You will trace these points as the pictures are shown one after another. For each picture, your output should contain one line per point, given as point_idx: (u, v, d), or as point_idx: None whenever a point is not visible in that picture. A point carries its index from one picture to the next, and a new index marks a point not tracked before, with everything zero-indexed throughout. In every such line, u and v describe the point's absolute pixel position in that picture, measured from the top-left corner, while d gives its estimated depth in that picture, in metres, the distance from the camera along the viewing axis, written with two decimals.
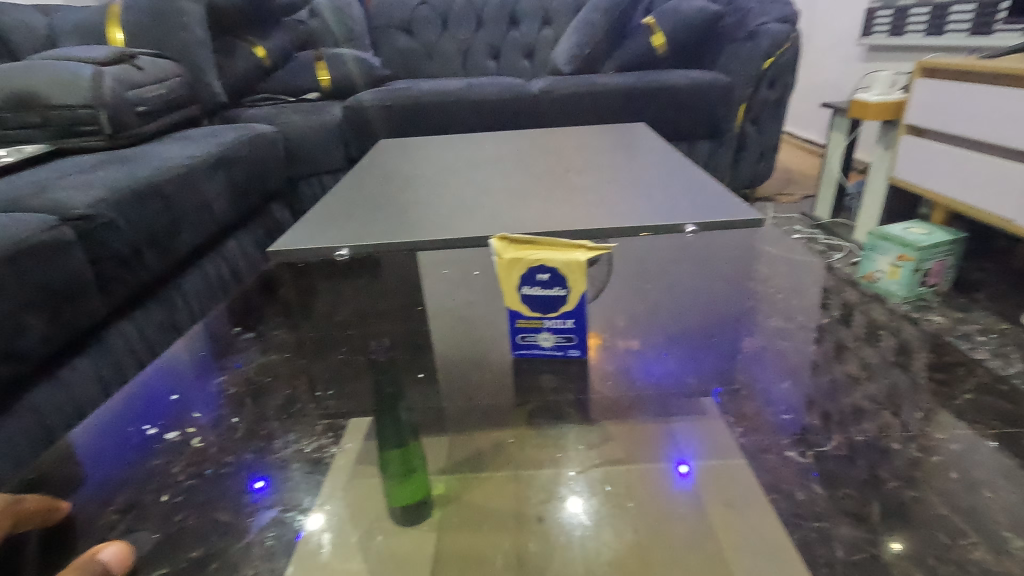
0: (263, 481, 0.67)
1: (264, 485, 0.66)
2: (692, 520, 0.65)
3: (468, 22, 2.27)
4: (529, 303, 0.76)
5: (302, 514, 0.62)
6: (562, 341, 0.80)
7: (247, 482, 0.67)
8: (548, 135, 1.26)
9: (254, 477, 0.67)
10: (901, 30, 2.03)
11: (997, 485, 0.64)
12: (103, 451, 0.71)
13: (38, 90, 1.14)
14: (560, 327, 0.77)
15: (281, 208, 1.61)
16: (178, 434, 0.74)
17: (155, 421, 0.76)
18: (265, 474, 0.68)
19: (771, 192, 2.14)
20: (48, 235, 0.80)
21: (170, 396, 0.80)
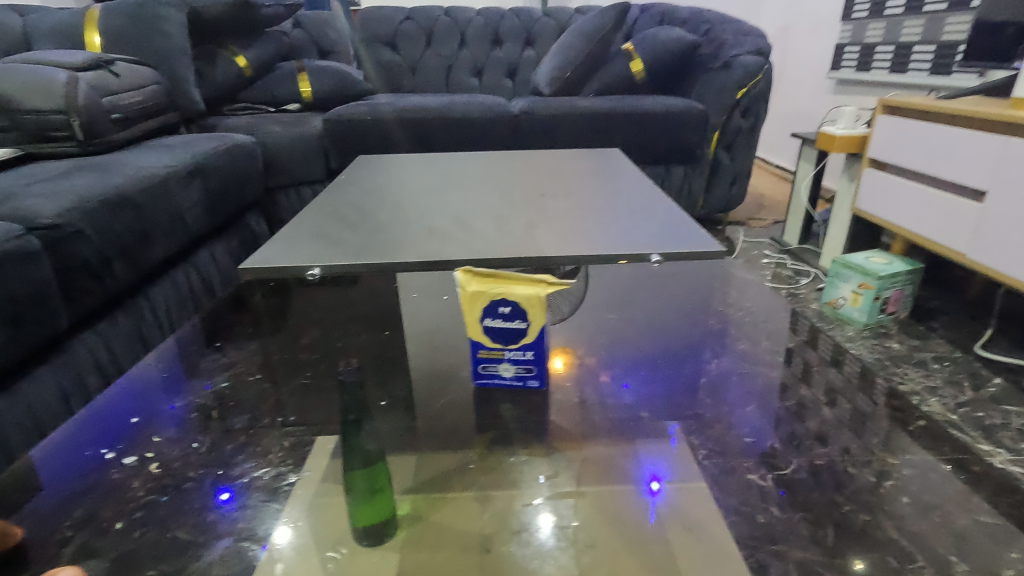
0: (228, 493, 0.68)
1: (230, 497, 0.67)
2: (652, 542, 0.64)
3: (451, 40, 2.30)
4: (492, 335, 0.79)
5: (271, 525, 0.64)
6: (522, 371, 0.83)
7: (214, 490, 0.68)
8: (524, 158, 1.28)
9: (219, 489, 0.68)
10: (867, 66, 2.13)
11: (945, 511, 0.68)
12: (53, 469, 0.69)
13: (10, 94, 1.12)
14: (519, 357, 0.80)
15: (257, 219, 1.60)
16: (135, 461, 0.71)
17: (111, 445, 0.73)
18: (230, 485, 0.68)
19: (742, 216, 2.20)
20: (13, 243, 0.79)
21: (129, 419, 0.77)
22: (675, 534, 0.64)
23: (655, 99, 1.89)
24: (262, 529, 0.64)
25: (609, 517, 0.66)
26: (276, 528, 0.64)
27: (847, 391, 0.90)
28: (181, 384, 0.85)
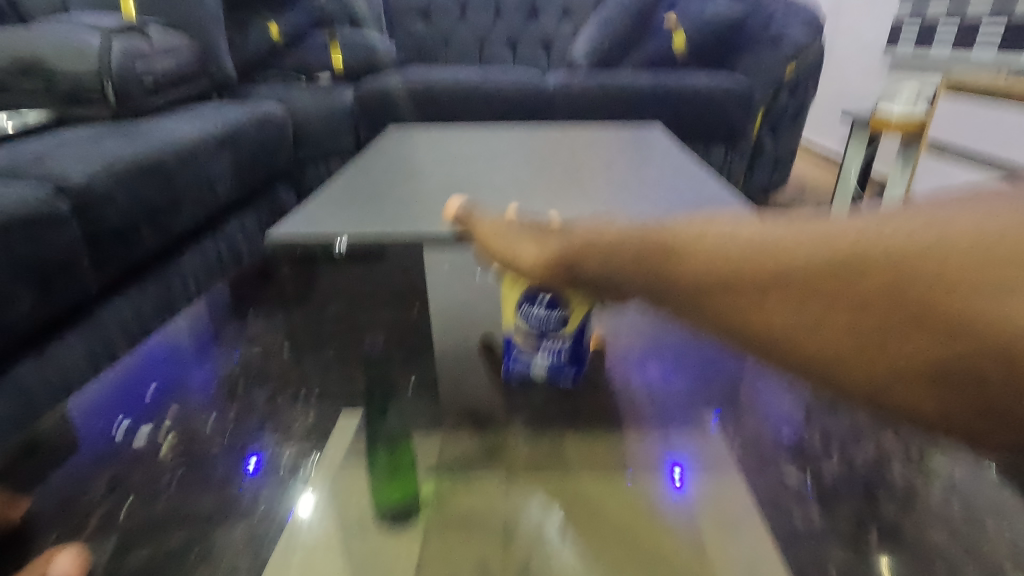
0: (256, 459, 0.68)
1: (256, 465, 0.67)
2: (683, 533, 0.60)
3: (487, 11, 2.24)
4: (526, 320, 0.74)
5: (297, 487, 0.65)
6: (559, 362, 0.76)
7: (245, 450, 0.69)
8: (561, 131, 1.23)
9: (247, 456, 0.68)
10: (928, 42, 2.02)
11: None
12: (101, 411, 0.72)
13: (44, 56, 1.11)
14: (555, 344, 0.74)
15: (286, 190, 1.59)
16: (148, 441, 0.69)
17: (125, 419, 0.71)
18: (258, 451, 0.69)
19: (784, 201, 2.11)
20: (43, 206, 0.78)
21: (145, 392, 0.75)
22: (708, 523, 0.61)
23: (698, 76, 1.82)
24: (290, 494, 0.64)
25: (637, 505, 0.63)
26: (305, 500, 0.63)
27: None
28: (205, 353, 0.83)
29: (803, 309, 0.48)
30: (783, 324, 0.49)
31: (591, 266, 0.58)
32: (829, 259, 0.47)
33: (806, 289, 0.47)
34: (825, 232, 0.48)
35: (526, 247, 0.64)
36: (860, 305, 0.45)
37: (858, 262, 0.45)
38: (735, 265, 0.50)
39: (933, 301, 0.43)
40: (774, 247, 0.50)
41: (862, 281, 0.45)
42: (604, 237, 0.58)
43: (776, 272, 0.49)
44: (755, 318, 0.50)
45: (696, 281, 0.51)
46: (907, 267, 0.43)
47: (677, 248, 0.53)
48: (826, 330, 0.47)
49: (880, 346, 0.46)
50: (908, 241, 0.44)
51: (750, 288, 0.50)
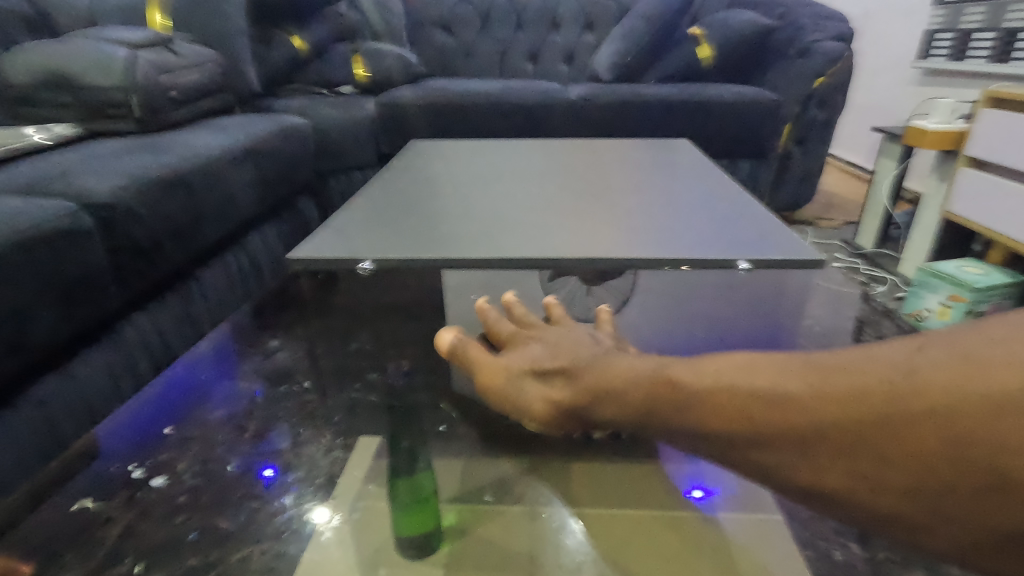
0: (271, 470, 0.68)
1: (272, 473, 0.67)
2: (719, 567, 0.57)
3: (509, 24, 2.24)
4: None
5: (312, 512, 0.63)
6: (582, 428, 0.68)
7: (257, 471, 0.67)
8: (586, 146, 1.21)
9: (263, 465, 0.68)
10: (962, 55, 1.98)
11: None
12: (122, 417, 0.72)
13: (74, 72, 1.13)
14: None
15: (309, 203, 1.59)
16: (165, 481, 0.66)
17: (140, 461, 0.67)
18: (272, 463, 0.69)
19: (810, 216, 2.07)
20: (67, 222, 0.78)
21: (160, 428, 0.71)
22: (741, 560, 0.57)
23: (724, 89, 1.79)
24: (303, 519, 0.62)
25: (664, 538, 0.60)
26: (322, 530, 0.61)
27: None
28: (221, 379, 0.79)
29: (858, 478, 0.34)
30: (831, 488, 0.35)
31: (604, 412, 0.44)
32: (862, 407, 0.34)
33: (841, 446, 0.35)
34: (854, 367, 0.36)
35: (531, 390, 0.47)
36: (909, 462, 0.33)
37: (903, 416, 0.33)
38: (754, 416, 0.37)
39: (1000, 456, 0.30)
40: (786, 383, 0.37)
41: (911, 436, 0.33)
42: (616, 373, 0.44)
43: (797, 423, 0.36)
44: (786, 477, 0.37)
45: (715, 431, 0.39)
46: (962, 419, 0.31)
47: (684, 392, 0.40)
48: (887, 494, 0.34)
49: (968, 506, 0.32)
50: (959, 376, 0.32)
51: (769, 445, 0.37)
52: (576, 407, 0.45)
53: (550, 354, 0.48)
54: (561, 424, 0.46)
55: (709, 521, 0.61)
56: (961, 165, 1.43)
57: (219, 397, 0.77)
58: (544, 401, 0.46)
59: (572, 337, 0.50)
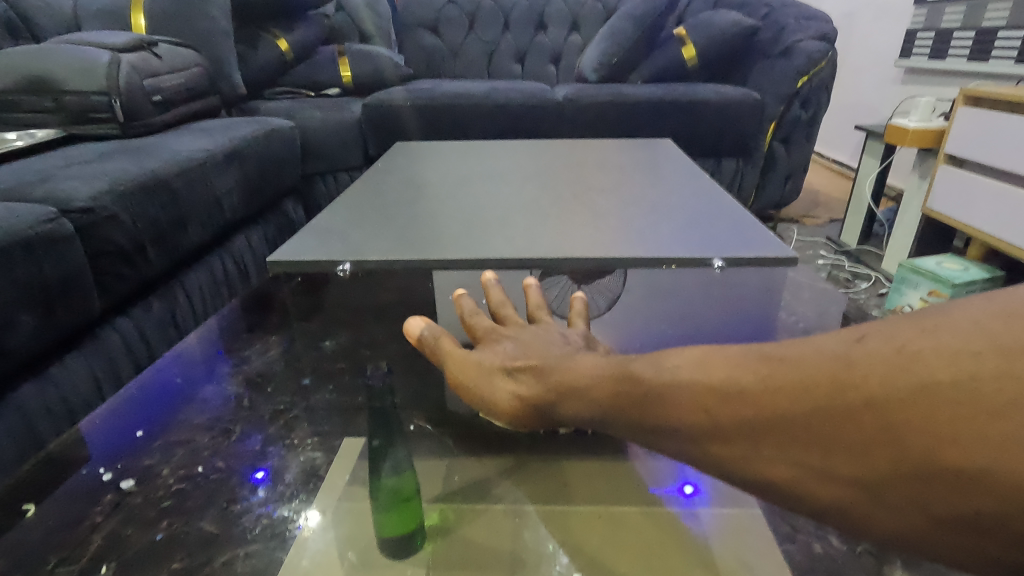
0: (262, 473, 0.68)
1: (264, 476, 0.67)
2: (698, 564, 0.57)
3: (495, 24, 2.24)
4: None
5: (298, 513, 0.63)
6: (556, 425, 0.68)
7: (247, 472, 0.68)
8: (569, 146, 1.22)
9: (254, 469, 0.68)
10: (942, 53, 2.00)
11: None
12: (109, 426, 0.72)
13: (54, 75, 1.12)
14: None
15: (295, 205, 1.59)
16: (133, 484, 0.65)
17: (110, 463, 0.67)
18: (265, 466, 0.69)
19: (796, 214, 2.09)
20: (46, 227, 0.78)
21: (134, 432, 0.72)
22: (721, 555, 0.58)
23: (708, 88, 1.80)
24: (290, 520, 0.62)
25: (645, 534, 0.60)
26: (305, 532, 0.61)
27: None
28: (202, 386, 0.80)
29: (806, 469, 0.34)
30: (776, 479, 0.35)
31: (573, 408, 0.44)
32: (808, 397, 0.34)
33: (793, 437, 0.34)
34: (799, 358, 0.36)
35: (499, 386, 0.48)
36: (850, 453, 0.32)
37: (844, 403, 0.33)
38: (707, 409, 0.37)
39: (940, 446, 0.30)
40: (738, 376, 0.37)
41: (852, 425, 0.32)
42: (581, 373, 0.44)
43: (752, 414, 0.36)
44: (740, 472, 0.36)
45: (667, 421, 0.39)
46: (900, 408, 0.31)
47: (643, 387, 0.40)
48: (839, 487, 0.33)
49: (913, 499, 0.31)
50: (896, 365, 0.32)
51: (722, 438, 0.37)
52: (542, 403, 0.45)
53: (521, 353, 0.49)
54: (529, 422, 0.47)
55: (688, 517, 0.62)
56: (940, 163, 1.44)
57: (205, 403, 0.77)
58: (511, 396, 0.47)
59: (545, 338, 0.51)
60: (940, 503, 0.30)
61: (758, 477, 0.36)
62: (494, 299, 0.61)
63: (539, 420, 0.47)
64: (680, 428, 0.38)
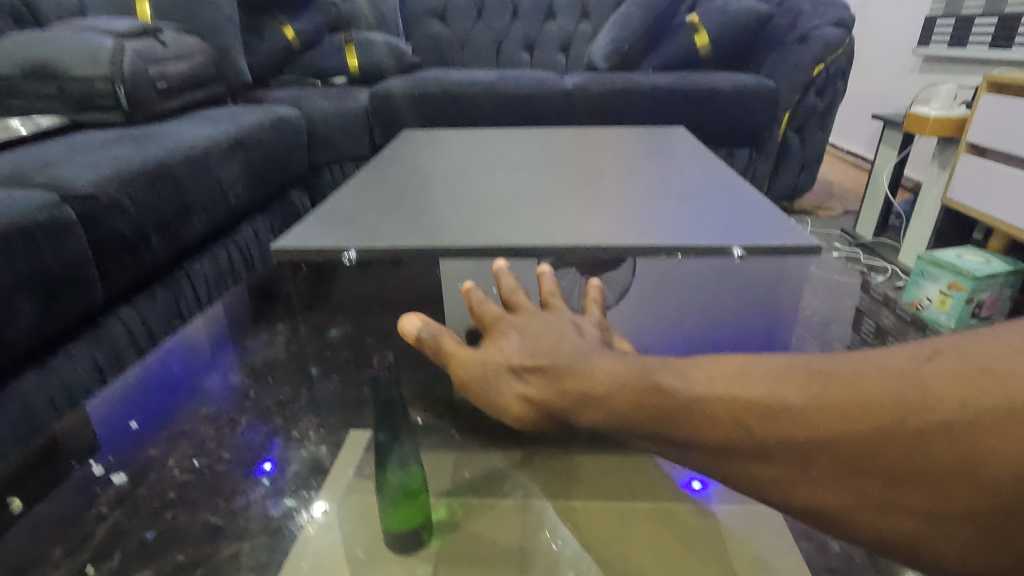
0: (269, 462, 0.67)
1: (270, 466, 0.66)
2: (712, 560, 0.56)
3: (504, 12, 2.21)
4: None
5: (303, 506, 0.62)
6: None
7: (256, 462, 0.67)
8: (581, 134, 1.19)
9: (260, 459, 0.67)
10: (963, 41, 1.95)
11: None
12: None
13: (57, 61, 1.11)
14: None
15: (301, 195, 1.57)
16: (125, 480, 0.63)
17: (103, 455, 0.65)
18: (272, 456, 0.68)
19: (809, 205, 2.05)
20: (46, 214, 0.76)
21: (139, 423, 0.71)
22: (736, 552, 0.56)
23: (721, 76, 1.76)
24: (295, 512, 0.61)
25: (657, 530, 0.59)
26: (310, 527, 0.60)
27: None
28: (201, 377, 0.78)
29: (863, 495, 0.33)
30: (826, 502, 0.34)
31: (595, 419, 0.41)
32: (871, 420, 0.32)
33: (851, 461, 0.33)
34: (858, 375, 0.34)
35: (506, 387, 0.45)
36: (915, 480, 0.31)
37: (913, 428, 0.31)
38: (751, 427, 0.35)
39: (1019, 478, 0.28)
40: (786, 394, 0.35)
41: (918, 450, 0.31)
42: (598, 377, 0.41)
43: (806, 435, 0.34)
44: (789, 495, 0.35)
45: (705, 441, 0.37)
46: (978, 437, 0.29)
47: (677, 400, 0.38)
48: (899, 516, 0.32)
49: (981, 530, 0.30)
50: (974, 388, 0.30)
51: (767, 458, 0.35)
52: (556, 409, 0.42)
53: (530, 351, 0.45)
54: (540, 424, 0.45)
55: (701, 514, 0.60)
56: (960, 153, 1.41)
57: (209, 394, 0.76)
58: (519, 400, 0.44)
59: (555, 331, 0.47)
60: (1011, 537, 0.29)
61: (810, 502, 0.34)
62: (504, 288, 0.58)
63: (553, 424, 0.44)
64: (723, 446, 0.36)
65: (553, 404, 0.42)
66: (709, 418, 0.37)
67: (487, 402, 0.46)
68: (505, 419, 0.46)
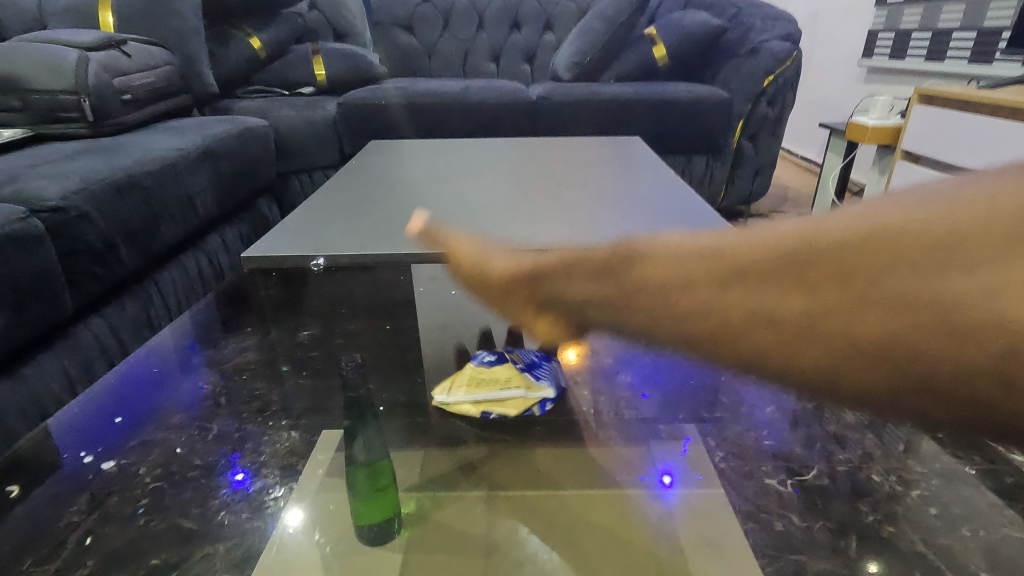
0: (242, 473, 0.67)
1: (244, 477, 0.66)
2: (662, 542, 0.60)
3: (470, 23, 2.26)
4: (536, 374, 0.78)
5: (280, 507, 0.63)
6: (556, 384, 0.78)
7: (227, 472, 0.67)
8: (543, 143, 1.25)
9: (234, 469, 0.67)
10: (901, 54, 2.13)
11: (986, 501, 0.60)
12: (86, 429, 0.72)
13: (19, 73, 1.10)
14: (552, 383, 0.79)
15: (270, 204, 1.58)
16: (116, 467, 0.68)
17: (92, 447, 0.70)
18: (245, 467, 0.68)
19: (766, 210, 2.15)
20: (16, 226, 0.77)
21: (111, 434, 0.72)
22: (686, 531, 0.60)
23: (679, 86, 1.84)
24: (270, 515, 0.62)
25: (614, 513, 0.63)
26: (283, 531, 0.60)
27: None
28: (176, 377, 0.82)
29: (753, 317, 0.36)
30: (732, 333, 0.37)
31: (560, 280, 0.49)
32: (769, 255, 0.35)
33: (744, 290, 0.36)
34: (772, 229, 0.37)
35: (509, 269, 0.55)
36: (802, 300, 0.33)
37: (796, 252, 0.34)
38: (681, 273, 0.40)
39: (886, 285, 0.30)
40: (713, 250, 0.39)
41: (805, 274, 0.33)
42: (580, 254, 0.49)
43: (719, 271, 0.38)
44: (694, 326, 0.39)
45: (640, 288, 0.42)
46: (853, 253, 0.31)
47: (631, 262, 0.44)
48: (781, 333, 0.34)
49: (844, 338, 0.31)
50: (859, 219, 0.32)
51: (685, 295, 0.39)
52: (542, 275, 0.51)
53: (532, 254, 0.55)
54: (520, 295, 0.52)
55: (655, 498, 0.64)
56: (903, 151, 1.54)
57: (182, 398, 0.78)
58: (517, 273, 0.54)
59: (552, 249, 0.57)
60: (884, 340, 0.30)
61: (708, 327, 0.38)
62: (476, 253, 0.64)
63: (523, 290, 0.53)
64: (652, 289, 0.41)
65: (537, 277, 0.51)
66: (649, 272, 0.42)
67: (492, 287, 0.56)
68: (487, 286, 0.57)
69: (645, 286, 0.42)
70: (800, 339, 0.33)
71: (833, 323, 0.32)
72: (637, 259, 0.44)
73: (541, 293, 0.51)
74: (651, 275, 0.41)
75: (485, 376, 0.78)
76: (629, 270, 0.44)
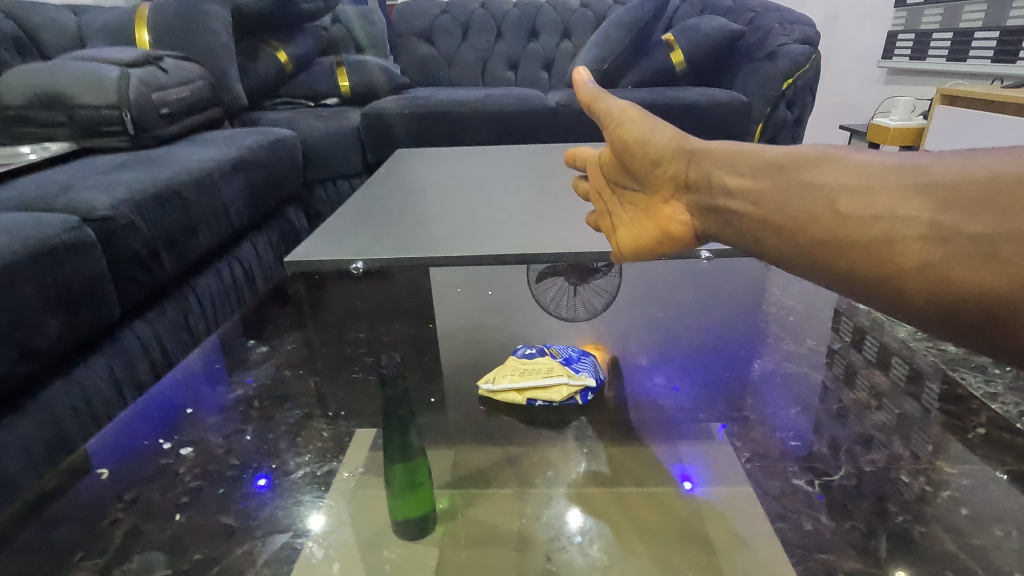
0: (264, 480, 0.67)
1: (266, 485, 0.66)
2: (687, 540, 0.60)
3: (489, 33, 2.30)
4: (580, 366, 0.81)
5: (302, 516, 0.63)
6: (597, 375, 0.81)
7: (250, 480, 0.67)
8: (564, 148, 1.27)
9: (257, 477, 0.68)
10: (922, 55, 2.15)
11: (1017, 501, 0.60)
12: (132, 429, 0.75)
13: (65, 90, 1.16)
14: (595, 374, 0.81)
15: (297, 212, 1.62)
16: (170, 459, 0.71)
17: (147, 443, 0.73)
18: (267, 474, 0.68)
19: None
20: (70, 234, 0.82)
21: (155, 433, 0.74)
22: (714, 527, 0.61)
23: (696, 92, 1.86)
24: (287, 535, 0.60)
25: (645, 511, 0.64)
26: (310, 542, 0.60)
27: (895, 393, 0.78)
28: (223, 376, 0.85)
29: (932, 232, 0.41)
30: (892, 235, 0.43)
31: (718, 174, 0.57)
32: (969, 180, 0.41)
33: (936, 211, 0.42)
34: (973, 162, 0.42)
35: (662, 134, 0.63)
36: (983, 219, 0.40)
37: (1007, 191, 0.39)
38: (869, 179, 0.46)
39: None
40: (906, 165, 0.45)
41: (999, 201, 0.39)
42: (744, 155, 0.56)
43: (911, 183, 0.44)
44: (862, 230, 0.45)
45: (814, 188, 0.48)
46: None
47: (812, 167, 0.50)
48: (957, 251, 0.40)
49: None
50: None
51: (859, 197, 0.45)
52: (693, 150, 0.60)
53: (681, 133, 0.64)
54: (664, 155, 0.62)
55: (683, 496, 0.65)
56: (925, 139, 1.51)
57: (219, 399, 0.81)
58: (670, 138, 0.62)
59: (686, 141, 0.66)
60: None
61: (879, 231, 0.44)
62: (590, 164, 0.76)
63: (668, 177, 0.62)
64: (825, 189, 0.48)
65: (688, 156, 0.60)
66: (833, 175, 0.48)
67: (637, 147, 0.65)
68: (634, 157, 0.65)
69: (819, 186, 0.48)
70: (951, 248, 0.40)
71: (999, 244, 0.39)
72: (817, 163, 0.49)
73: (689, 173, 0.60)
74: (833, 179, 0.47)
75: (528, 367, 0.81)
76: (807, 175, 0.49)
